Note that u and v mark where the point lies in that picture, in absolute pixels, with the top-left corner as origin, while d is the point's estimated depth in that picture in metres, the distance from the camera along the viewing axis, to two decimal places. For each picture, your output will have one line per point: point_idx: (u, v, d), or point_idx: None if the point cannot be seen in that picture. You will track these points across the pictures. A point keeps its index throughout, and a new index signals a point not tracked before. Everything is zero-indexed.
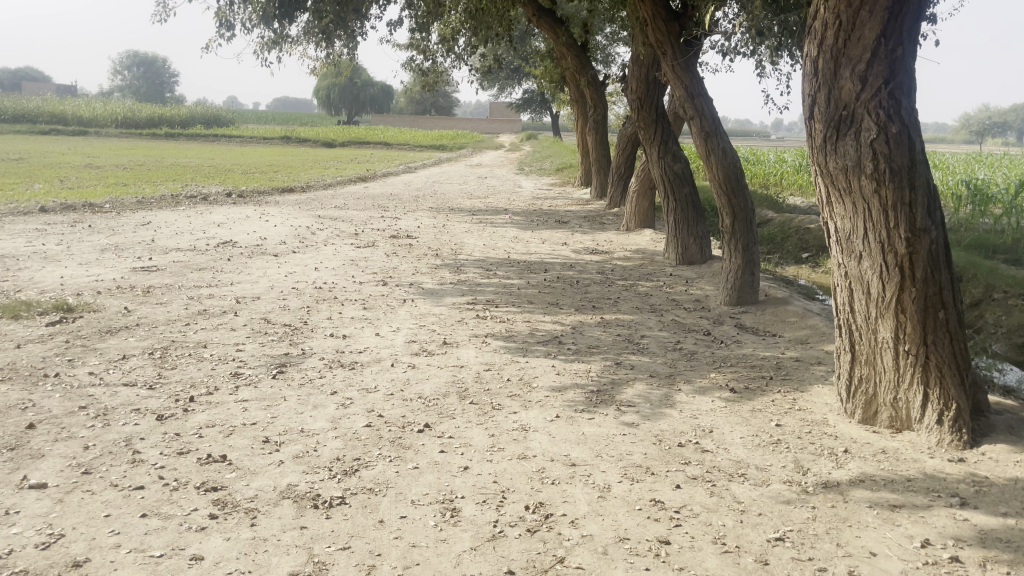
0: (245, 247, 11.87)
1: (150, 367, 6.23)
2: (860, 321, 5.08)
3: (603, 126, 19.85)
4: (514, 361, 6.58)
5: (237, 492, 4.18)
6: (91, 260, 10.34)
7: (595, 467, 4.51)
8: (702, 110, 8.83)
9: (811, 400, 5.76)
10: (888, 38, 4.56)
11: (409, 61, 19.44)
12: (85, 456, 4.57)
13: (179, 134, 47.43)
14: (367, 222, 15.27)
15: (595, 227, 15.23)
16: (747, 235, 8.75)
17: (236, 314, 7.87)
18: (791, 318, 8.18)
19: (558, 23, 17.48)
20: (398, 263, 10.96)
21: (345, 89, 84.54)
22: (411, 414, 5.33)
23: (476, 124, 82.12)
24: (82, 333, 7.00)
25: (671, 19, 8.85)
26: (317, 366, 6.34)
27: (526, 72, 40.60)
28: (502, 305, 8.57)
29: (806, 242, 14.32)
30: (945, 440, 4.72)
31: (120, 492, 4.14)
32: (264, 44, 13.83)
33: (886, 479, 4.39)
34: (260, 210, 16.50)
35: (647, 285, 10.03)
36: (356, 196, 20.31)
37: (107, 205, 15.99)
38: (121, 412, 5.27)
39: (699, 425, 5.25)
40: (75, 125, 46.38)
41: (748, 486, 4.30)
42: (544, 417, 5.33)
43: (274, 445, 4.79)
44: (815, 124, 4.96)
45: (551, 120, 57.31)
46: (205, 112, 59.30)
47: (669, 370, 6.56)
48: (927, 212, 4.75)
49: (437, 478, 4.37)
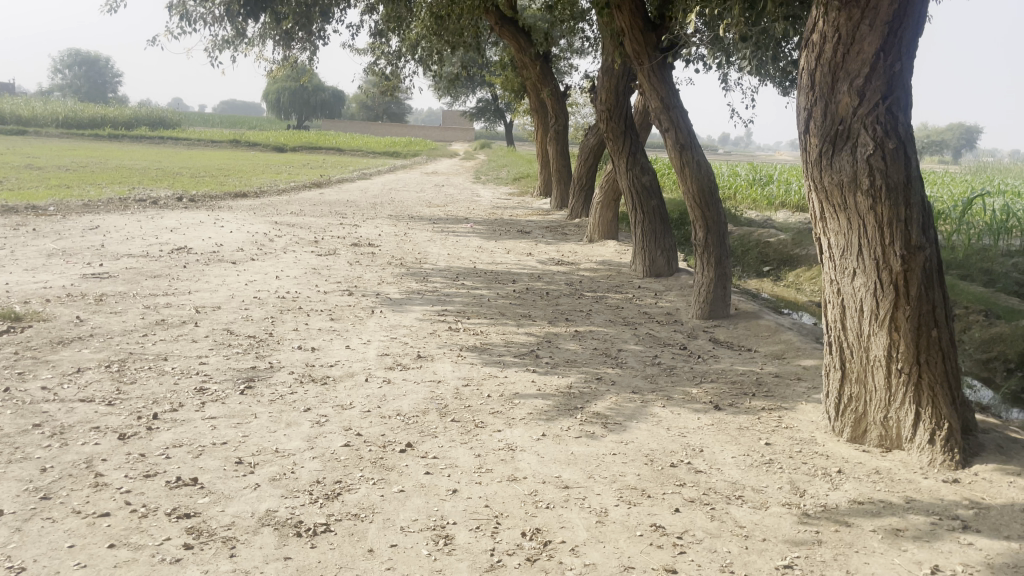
0: (201, 253, 11.44)
1: (108, 381, 5.87)
2: (851, 338, 5.01)
3: (563, 136, 19.80)
4: (492, 376, 6.37)
5: (212, 519, 3.90)
6: (38, 265, 9.85)
7: (590, 490, 4.35)
8: (677, 122, 8.77)
9: (796, 418, 5.69)
10: (887, 53, 4.51)
11: (369, 65, 19.12)
12: (43, 479, 4.24)
13: (123, 135, 46.16)
14: (326, 229, 14.93)
15: (558, 238, 15.12)
16: (720, 248, 8.68)
17: (196, 325, 7.52)
18: (764, 332, 8.14)
19: (522, 32, 17.37)
20: (362, 272, 10.67)
21: (296, 94, 83.45)
22: (391, 432, 5.09)
23: (429, 132, 81.83)
24: (32, 344, 6.60)
25: (649, 31, 8.85)
26: (287, 380, 6.06)
27: (482, 81, 40.58)
28: (473, 316, 8.37)
29: (766, 255, 14.41)
30: (938, 460, 4.67)
31: (83, 520, 3.83)
32: (221, 43, 13.43)
33: (885, 501, 4.32)
34: (214, 215, 16.03)
35: (616, 297, 9.92)
36: (312, 203, 19.93)
37: (51, 208, 15.33)
38: (80, 430, 4.93)
39: (688, 444, 5.12)
40: (14, 124, 44.83)
41: (748, 509, 4.19)
42: (530, 435, 5.14)
43: (249, 467, 4.52)
44: (810, 138, 4.88)
45: (504, 130, 57.41)
46: (151, 114, 57.90)
47: (650, 386, 6.42)
48: (922, 229, 4.70)
49: (426, 502, 4.16)
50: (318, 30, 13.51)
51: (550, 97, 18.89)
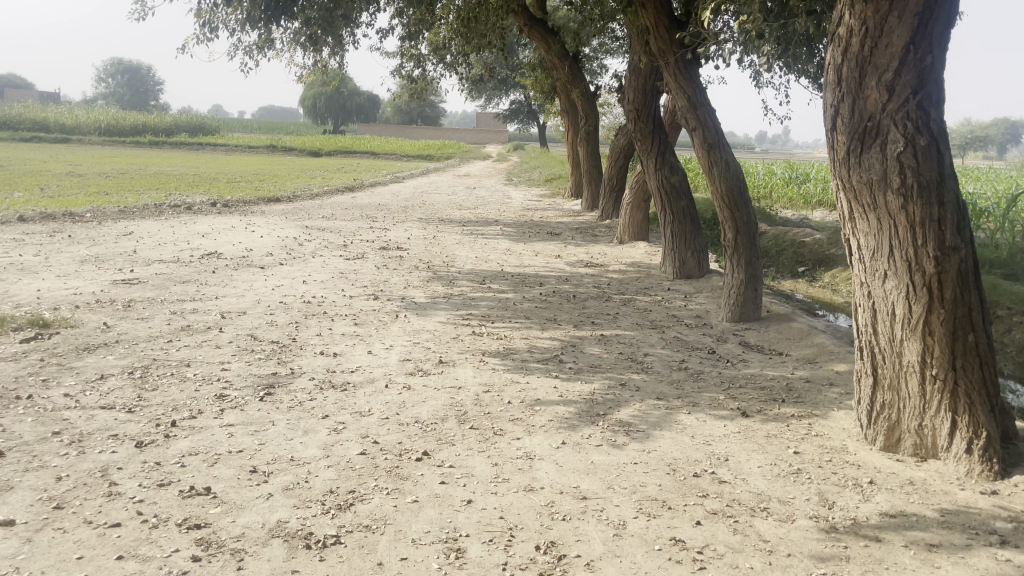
0: (230, 258, 11.51)
1: (129, 388, 5.88)
2: (883, 343, 4.82)
3: (594, 137, 19.62)
4: (514, 382, 6.26)
5: (222, 530, 3.85)
6: (71, 272, 9.98)
7: (608, 501, 4.23)
8: (705, 121, 8.59)
9: (827, 425, 5.50)
10: (918, 46, 4.32)
11: (398, 69, 19.15)
12: (58, 488, 4.23)
13: (163, 141, 46.98)
14: (356, 233, 14.95)
15: (588, 240, 14.96)
16: (750, 250, 8.47)
17: (221, 331, 7.53)
18: (796, 335, 7.93)
19: (550, 33, 17.23)
20: (389, 276, 10.64)
21: (331, 98, 84.23)
22: (408, 440, 5.02)
23: (463, 135, 82.09)
24: (57, 351, 6.65)
25: (674, 28, 8.65)
26: (308, 387, 6.01)
27: (514, 83, 40.52)
28: (498, 320, 8.27)
29: (801, 255, 14.11)
30: (975, 471, 4.46)
31: (94, 530, 3.81)
32: (250, 50, 13.51)
33: (918, 513, 4.13)
34: (246, 220, 16.17)
35: (645, 300, 9.75)
36: (344, 206, 19.99)
37: (88, 214, 15.56)
38: (98, 438, 4.93)
39: (713, 452, 4.97)
40: (58, 132, 45.87)
41: (772, 522, 4.03)
42: (549, 443, 5.03)
43: (263, 475, 4.47)
44: (838, 136, 4.71)
45: (538, 131, 57.28)
46: (190, 120, 58.81)
47: (676, 392, 6.26)
48: (957, 230, 4.50)
49: (439, 513, 4.07)
50: (345, 34, 13.52)
51: (580, 98, 18.71)
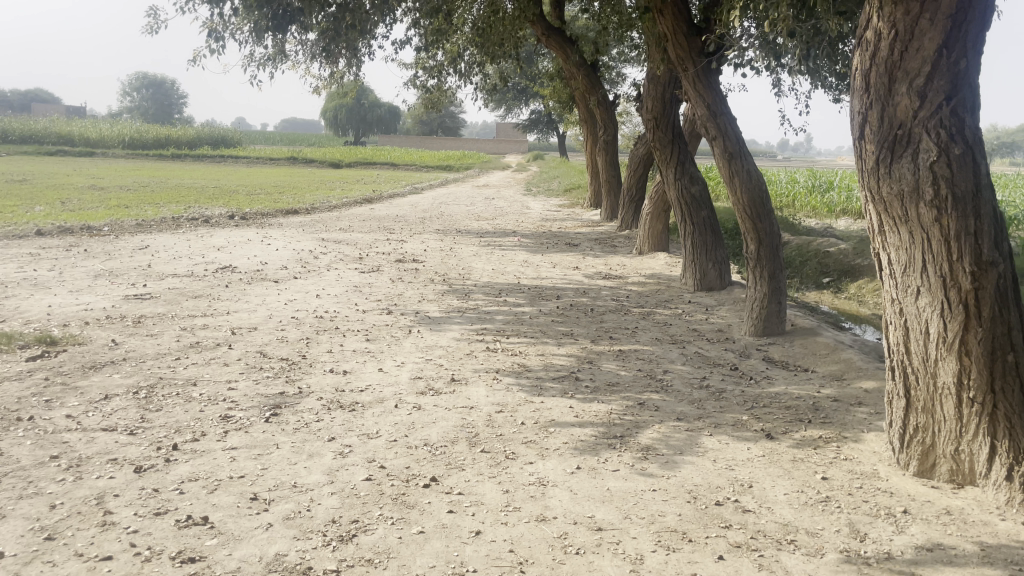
0: (245, 272, 11.41)
1: (133, 409, 5.73)
2: (916, 363, 4.56)
3: (613, 146, 19.38)
4: (529, 402, 6.04)
5: (217, 564, 3.66)
6: (84, 286, 9.91)
7: (625, 533, 4.00)
8: (725, 129, 8.33)
9: (857, 449, 5.23)
10: (951, 49, 4.08)
11: (414, 79, 19.05)
12: (51, 517, 4.07)
13: (185, 154, 47.30)
14: (372, 245, 14.83)
15: (607, 251, 14.72)
16: (773, 262, 8.19)
17: (230, 348, 7.38)
18: (822, 350, 7.66)
19: (568, 41, 17.05)
20: (404, 289, 10.47)
21: (352, 110, 84.69)
22: (416, 465, 4.82)
23: (483, 144, 82.20)
24: (62, 369, 6.52)
25: (694, 35, 8.46)
26: (315, 407, 5.83)
27: (532, 93, 40.43)
28: (513, 336, 8.06)
29: (826, 266, 13.79)
30: (1016, 499, 4.16)
31: (84, 564, 3.63)
32: (265, 62, 13.44)
33: (955, 547, 3.86)
34: (263, 232, 16.10)
35: (665, 313, 9.51)
36: (361, 218, 19.89)
37: (106, 227, 15.58)
38: (97, 462, 4.77)
39: (736, 478, 4.72)
40: (82, 146, 46.32)
41: (800, 557, 3.79)
42: (564, 468, 4.81)
43: (263, 504, 4.28)
44: (866, 145, 4.47)
45: (558, 141, 57.11)
46: (212, 132, 59.32)
47: (697, 412, 6.01)
48: (995, 243, 4.23)
49: (445, 546, 3.85)
50: (358, 45, 13.43)
51: (598, 107, 18.50)
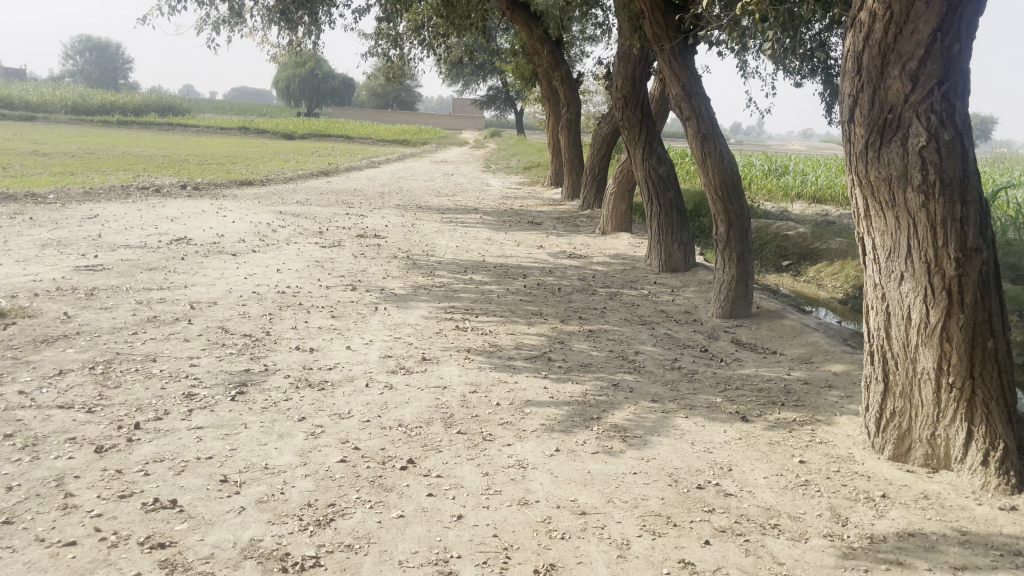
0: (201, 244, 11.06)
1: (90, 385, 5.47)
2: (896, 348, 4.56)
3: (575, 124, 19.26)
4: (502, 382, 5.94)
5: (189, 549, 3.50)
6: (31, 256, 9.48)
7: (609, 517, 3.93)
8: (699, 110, 8.27)
9: (831, 432, 5.25)
10: (945, 33, 4.05)
11: (375, 50, 18.67)
12: (7, 500, 3.85)
13: (132, 120, 45.70)
14: (332, 219, 14.50)
15: (570, 230, 14.63)
16: (743, 244, 8.20)
17: (190, 323, 7.11)
18: (789, 333, 7.69)
19: (532, 16, 16.84)
20: (367, 265, 10.25)
21: (305, 81, 82.98)
22: (391, 447, 4.68)
23: (438, 119, 81.37)
24: (13, 343, 6.21)
25: (671, 13, 8.36)
26: (283, 386, 5.65)
27: (491, 66, 39.98)
28: (481, 314, 7.94)
29: (785, 249, 13.89)
30: (992, 484, 4.22)
31: (46, 550, 3.44)
32: (223, 26, 12.98)
33: (936, 533, 3.89)
34: (217, 203, 15.63)
35: (631, 294, 9.47)
36: (319, 191, 19.48)
37: (51, 195, 14.96)
38: (54, 442, 4.53)
39: (715, 461, 4.69)
40: (22, 109, 44.46)
41: (786, 541, 3.77)
42: (543, 451, 4.72)
43: (234, 486, 4.11)
44: (856, 128, 4.44)
45: (514, 117, 56.72)
46: (160, 100, 57.54)
47: (671, 394, 5.97)
48: (979, 229, 4.24)
49: (427, 530, 3.75)
50: (320, 12, 13.04)
51: (561, 83, 18.35)
